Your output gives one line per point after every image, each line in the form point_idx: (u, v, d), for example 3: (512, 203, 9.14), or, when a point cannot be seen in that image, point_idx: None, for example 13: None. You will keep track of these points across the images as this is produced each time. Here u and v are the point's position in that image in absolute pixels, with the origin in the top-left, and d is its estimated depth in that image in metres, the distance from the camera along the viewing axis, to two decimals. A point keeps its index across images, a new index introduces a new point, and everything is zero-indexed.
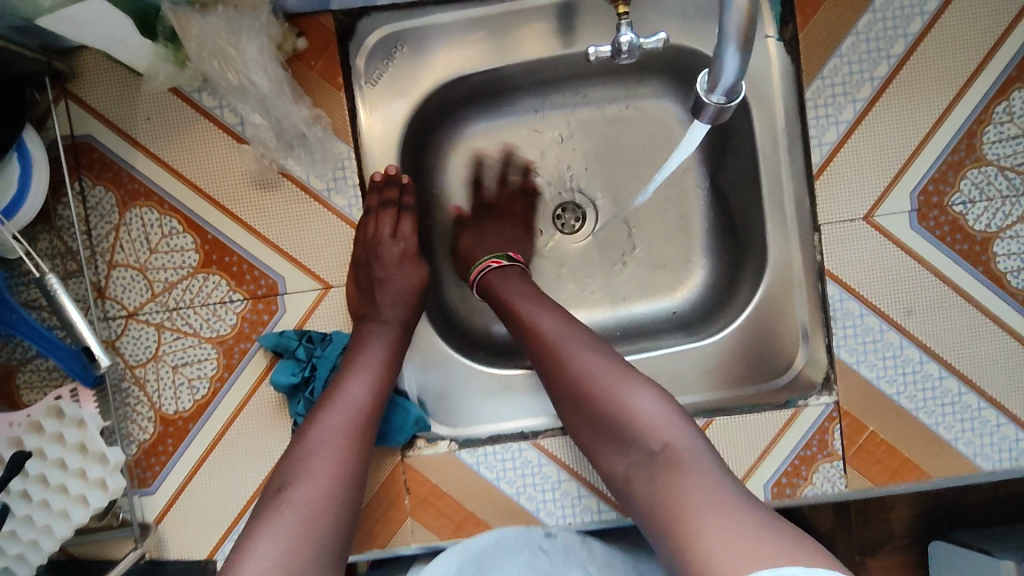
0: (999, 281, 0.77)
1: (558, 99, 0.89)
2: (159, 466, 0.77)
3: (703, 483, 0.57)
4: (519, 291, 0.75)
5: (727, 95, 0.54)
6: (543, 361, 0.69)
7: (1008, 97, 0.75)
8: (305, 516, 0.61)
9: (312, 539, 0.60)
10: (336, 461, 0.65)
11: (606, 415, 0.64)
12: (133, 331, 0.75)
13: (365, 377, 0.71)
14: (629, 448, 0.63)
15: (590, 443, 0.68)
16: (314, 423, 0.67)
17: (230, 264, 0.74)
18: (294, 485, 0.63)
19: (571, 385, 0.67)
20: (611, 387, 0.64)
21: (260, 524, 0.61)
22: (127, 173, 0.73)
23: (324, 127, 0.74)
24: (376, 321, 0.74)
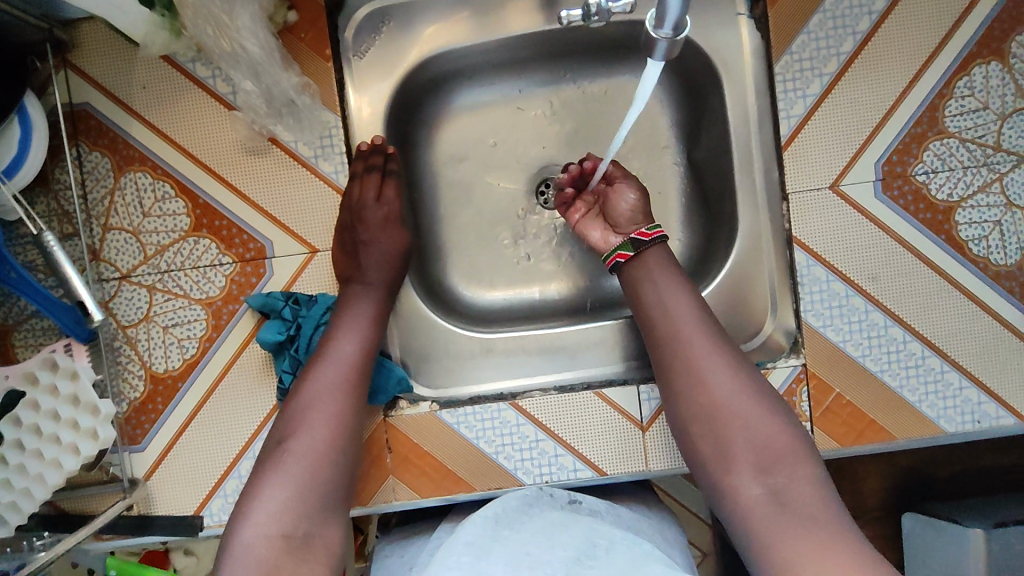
0: (961, 250, 0.79)
1: (540, 77, 0.92)
2: (149, 424, 0.79)
3: (814, 512, 0.62)
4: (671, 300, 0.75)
5: (676, 27, 0.53)
6: (685, 374, 0.71)
7: (969, 72, 0.78)
8: (305, 466, 0.67)
9: (313, 488, 0.66)
10: (331, 415, 0.70)
11: (733, 426, 0.68)
12: (126, 293, 0.78)
13: (354, 337, 0.75)
14: (744, 458, 0.66)
15: (693, 443, 0.71)
16: (306, 381, 0.72)
17: (220, 228, 0.77)
18: (294, 439, 0.68)
19: (709, 387, 0.70)
20: (743, 411, 0.68)
21: (265, 473, 0.67)
22: (122, 140, 0.76)
23: (312, 96, 0.77)
24: (364, 284, 0.78)
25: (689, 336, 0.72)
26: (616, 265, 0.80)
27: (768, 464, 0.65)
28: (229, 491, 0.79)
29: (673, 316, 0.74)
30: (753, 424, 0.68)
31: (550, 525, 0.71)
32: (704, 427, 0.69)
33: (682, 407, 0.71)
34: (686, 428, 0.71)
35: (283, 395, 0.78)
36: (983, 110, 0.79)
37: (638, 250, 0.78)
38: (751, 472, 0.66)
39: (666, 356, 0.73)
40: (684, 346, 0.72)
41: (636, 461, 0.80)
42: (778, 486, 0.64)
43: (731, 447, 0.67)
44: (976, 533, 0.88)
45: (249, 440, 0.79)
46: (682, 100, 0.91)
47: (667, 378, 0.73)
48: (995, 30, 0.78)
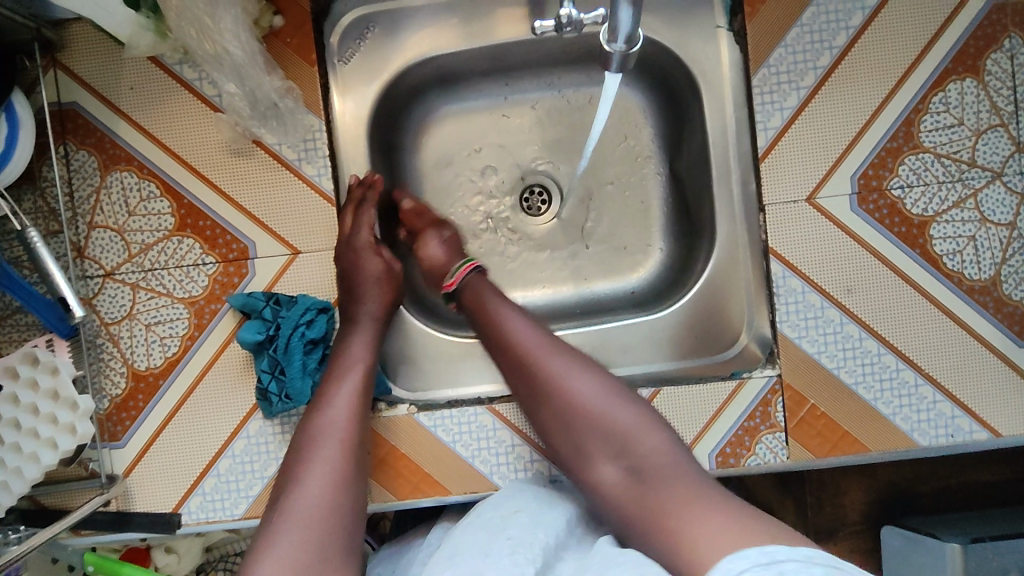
0: (935, 263, 0.80)
1: (525, 86, 0.93)
2: (130, 420, 0.80)
3: (678, 482, 0.62)
4: (502, 309, 0.76)
5: (628, 40, 0.59)
6: (527, 378, 0.71)
7: (944, 88, 0.80)
8: (318, 509, 0.63)
9: (331, 532, 0.62)
10: (340, 453, 0.67)
11: (586, 419, 0.67)
12: (110, 290, 0.79)
13: (352, 373, 0.74)
14: (603, 448, 0.66)
15: (553, 445, 0.71)
16: (311, 425, 0.69)
17: (204, 228, 0.79)
18: (303, 482, 0.65)
19: (556, 384, 0.69)
20: (594, 398, 0.68)
21: (277, 521, 0.62)
22: (110, 140, 0.78)
23: (296, 99, 0.79)
24: (359, 318, 0.78)
25: (521, 343, 0.72)
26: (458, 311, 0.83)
27: (625, 447, 0.66)
28: (208, 489, 0.80)
29: (501, 322, 0.74)
30: (603, 412, 0.67)
31: (534, 501, 0.70)
32: (560, 428, 0.69)
33: (533, 411, 0.72)
34: (548, 434, 0.70)
35: (261, 395, 0.78)
36: (958, 126, 0.80)
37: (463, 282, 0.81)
38: (608, 460, 0.66)
39: (508, 363, 0.73)
40: (517, 353, 0.72)
41: None
42: (637, 466, 0.64)
43: (582, 441, 0.68)
44: (953, 548, 0.88)
45: (229, 438, 0.80)
46: (664, 111, 0.93)
47: (517, 384, 0.72)
48: (970, 48, 0.80)
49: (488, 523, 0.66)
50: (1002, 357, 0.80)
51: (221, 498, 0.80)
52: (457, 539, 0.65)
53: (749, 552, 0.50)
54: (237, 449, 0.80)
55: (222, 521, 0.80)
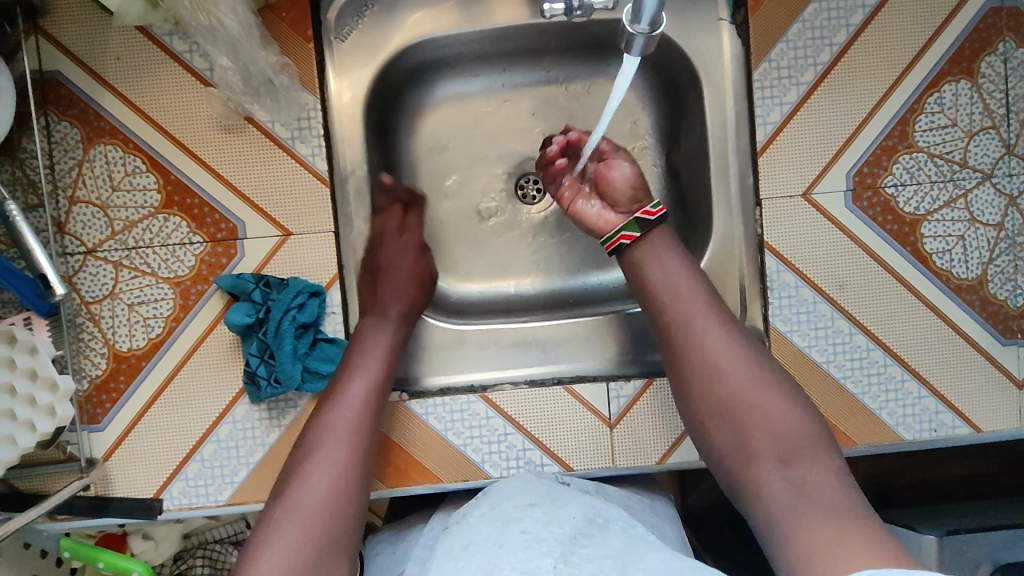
0: (925, 262, 0.82)
1: (524, 72, 0.92)
2: (110, 403, 0.77)
3: (842, 506, 0.61)
4: (692, 298, 0.72)
5: (652, 24, 0.56)
6: (703, 368, 0.70)
7: (939, 89, 0.81)
8: (318, 512, 0.65)
9: (330, 536, 0.64)
10: (344, 456, 0.69)
11: (752, 418, 0.67)
12: (91, 267, 0.76)
13: (366, 375, 0.74)
14: (765, 447, 0.66)
15: (712, 439, 0.70)
16: (320, 423, 0.71)
17: (191, 206, 0.76)
18: (305, 483, 0.67)
19: (727, 372, 0.69)
20: (765, 403, 0.67)
21: (278, 520, 0.64)
22: (93, 111, 0.75)
23: (291, 76, 0.76)
24: (378, 316, 0.79)
25: (711, 339, 0.70)
26: (618, 248, 0.77)
27: (789, 453, 0.65)
28: (191, 475, 0.78)
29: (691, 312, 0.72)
30: (771, 414, 0.67)
31: (547, 498, 0.69)
32: (719, 416, 0.69)
33: (699, 402, 0.70)
34: (703, 419, 0.70)
35: (249, 379, 0.76)
36: (952, 126, 0.81)
37: (644, 231, 0.76)
38: (769, 464, 0.65)
39: (685, 354, 0.71)
40: (702, 347, 0.70)
41: (602, 456, 0.81)
42: (798, 477, 0.64)
43: (746, 439, 0.67)
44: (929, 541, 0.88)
45: (213, 423, 0.78)
46: (663, 102, 0.92)
47: (681, 362, 0.71)
48: (965, 50, 0.81)
49: (502, 516, 0.65)
50: (986, 354, 0.82)
51: (204, 484, 0.78)
52: (468, 530, 0.65)
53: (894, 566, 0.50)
54: (222, 434, 0.78)
55: (204, 507, 0.79)
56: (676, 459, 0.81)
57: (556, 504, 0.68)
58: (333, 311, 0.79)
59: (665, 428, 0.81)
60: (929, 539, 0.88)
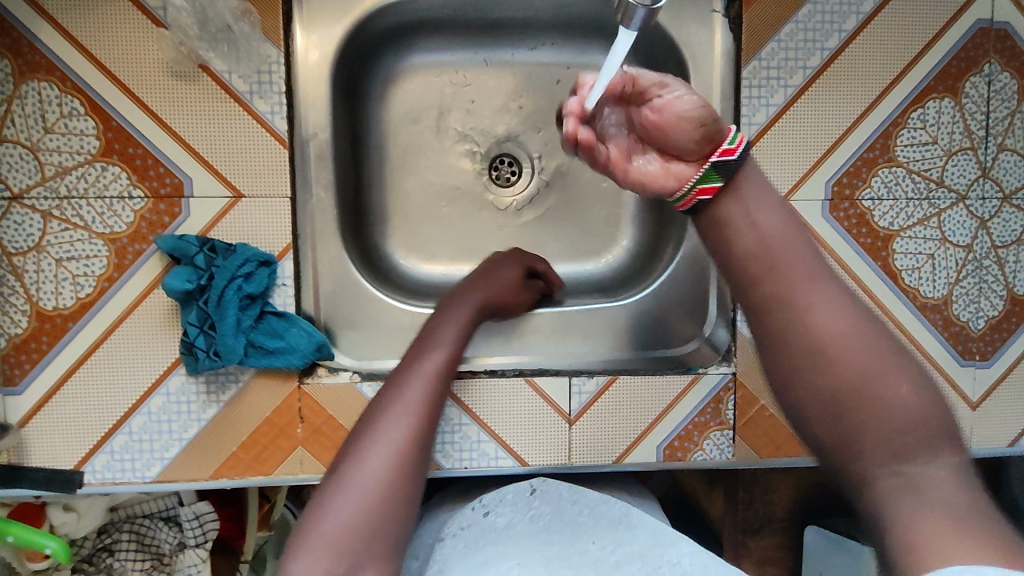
0: (894, 277, 0.81)
1: (507, 47, 0.88)
2: (30, 364, 0.71)
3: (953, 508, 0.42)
4: (790, 241, 0.49)
5: None
6: (809, 343, 0.46)
7: (923, 105, 0.80)
8: (377, 486, 0.56)
9: (384, 518, 0.56)
10: (407, 429, 0.59)
11: (874, 410, 0.45)
12: (16, 215, 0.69)
13: (438, 352, 0.66)
14: (882, 447, 0.44)
15: (811, 434, 0.47)
16: (387, 392, 0.63)
17: (133, 157, 0.70)
18: (363, 454, 0.58)
19: (845, 347, 0.46)
20: (880, 382, 0.45)
21: (328, 493, 0.56)
22: (28, 43, 0.67)
23: (253, 25, 0.71)
24: (463, 297, 0.73)
25: (816, 304, 0.47)
26: (695, 208, 0.51)
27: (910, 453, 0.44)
28: (117, 448, 0.73)
29: (778, 258, 0.48)
30: (895, 402, 0.44)
31: (562, 521, 0.73)
32: (826, 406, 0.46)
33: (799, 393, 0.47)
34: (797, 403, 0.47)
35: (187, 349, 0.71)
36: (932, 144, 0.80)
37: (730, 179, 0.50)
38: (883, 463, 0.44)
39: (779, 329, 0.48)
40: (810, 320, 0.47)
41: (559, 452, 0.79)
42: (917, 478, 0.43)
43: (855, 439, 0.45)
44: (868, 553, 0.92)
45: (145, 395, 0.73)
46: None
47: (791, 333, 0.47)
48: (952, 68, 0.80)
49: (519, 538, 0.70)
50: (942, 373, 0.83)
51: (132, 458, 0.73)
52: (484, 549, 0.68)
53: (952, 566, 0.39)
54: (154, 407, 0.73)
55: (130, 483, 0.74)
56: (633, 459, 0.80)
57: (559, 521, 0.73)
58: (284, 283, 0.74)
59: (622, 428, 0.79)
60: None
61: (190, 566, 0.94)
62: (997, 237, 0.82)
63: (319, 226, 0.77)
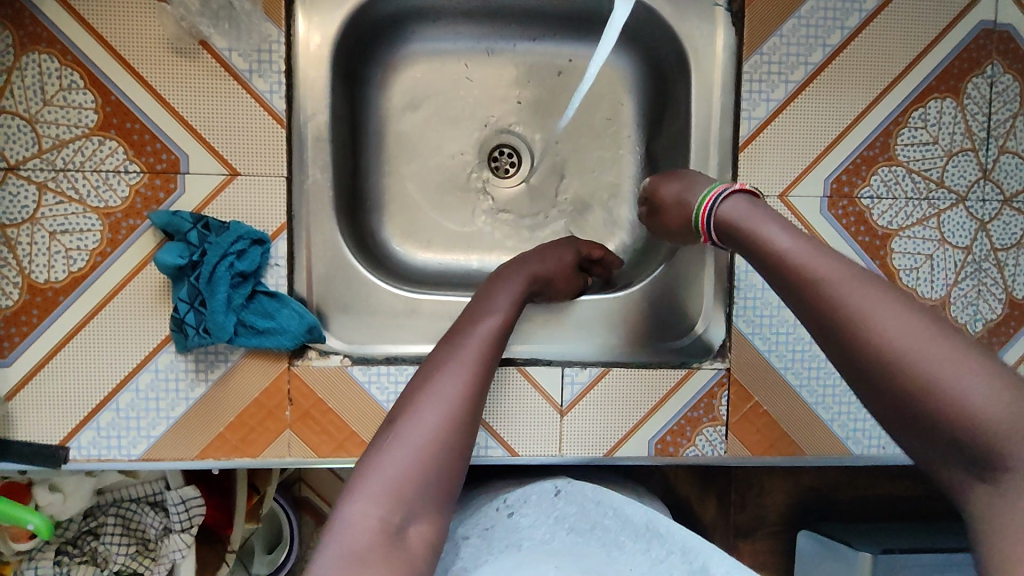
0: (892, 277, 0.81)
1: (509, 37, 0.88)
2: (19, 337, 0.71)
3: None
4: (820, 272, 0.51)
5: None
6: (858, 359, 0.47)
7: (925, 104, 0.79)
8: (434, 437, 0.54)
9: (439, 470, 0.53)
10: (461, 386, 0.58)
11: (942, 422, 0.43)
12: (11, 186, 0.69)
13: (493, 316, 0.66)
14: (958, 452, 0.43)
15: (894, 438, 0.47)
16: (441, 353, 0.62)
17: (131, 132, 0.70)
18: (420, 407, 0.56)
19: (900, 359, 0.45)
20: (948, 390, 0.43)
21: (383, 443, 0.54)
22: (30, 15, 0.68)
23: (254, 3, 0.71)
24: (515, 270, 0.73)
25: (878, 317, 0.47)
26: None
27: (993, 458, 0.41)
28: (103, 424, 0.72)
29: (831, 287, 0.50)
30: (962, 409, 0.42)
31: (587, 522, 0.69)
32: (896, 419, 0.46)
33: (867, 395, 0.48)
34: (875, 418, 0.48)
35: (177, 326, 0.70)
36: (933, 144, 0.80)
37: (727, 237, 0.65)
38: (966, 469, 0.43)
39: (844, 353, 0.48)
40: (869, 338, 0.46)
41: (549, 444, 0.78)
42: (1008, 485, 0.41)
43: (933, 436, 0.44)
44: (863, 556, 0.87)
45: (133, 371, 0.72)
46: (650, 86, 0.89)
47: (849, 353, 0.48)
48: (954, 68, 0.79)
49: (545, 538, 0.66)
50: None
51: (118, 435, 0.73)
52: (509, 549, 0.64)
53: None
54: (142, 384, 0.72)
55: (116, 460, 0.73)
56: (625, 453, 0.79)
57: (595, 533, 0.67)
58: (276, 263, 0.74)
59: (614, 421, 0.79)
60: (864, 556, 0.87)
61: (175, 550, 0.92)
62: (997, 240, 0.82)
63: (314, 208, 0.77)
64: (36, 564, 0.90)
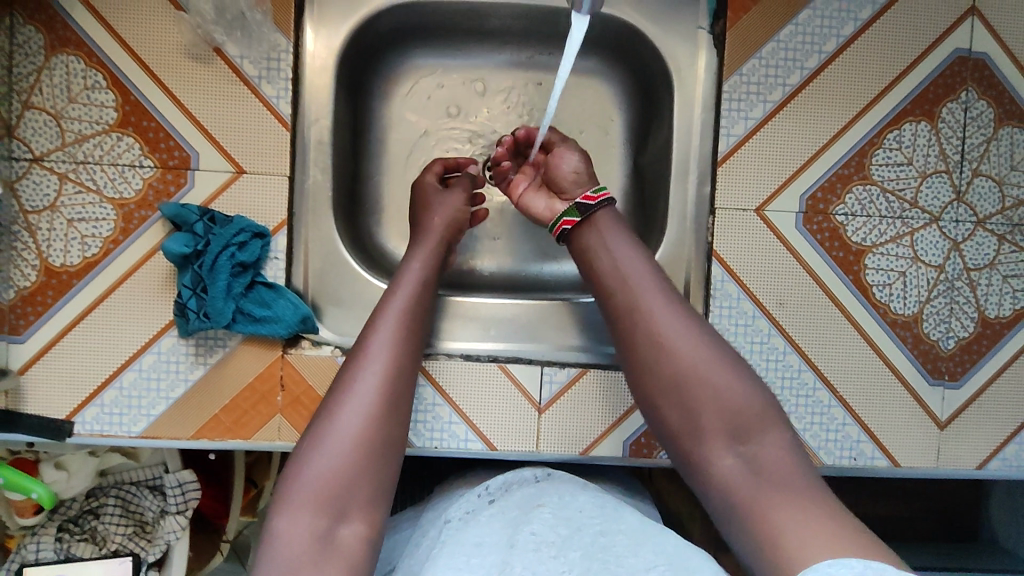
0: (865, 292, 0.84)
1: (506, 53, 0.93)
2: (34, 316, 0.76)
3: (792, 478, 0.57)
4: (642, 282, 0.67)
5: None
6: (653, 353, 0.64)
7: (899, 127, 0.83)
8: (355, 437, 0.60)
9: (367, 466, 0.60)
10: (381, 377, 0.64)
11: (700, 399, 0.62)
12: (35, 176, 0.75)
13: (404, 295, 0.70)
14: (716, 426, 0.61)
15: (662, 415, 0.64)
16: (358, 344, 0.66)
17: (147, 129, 0.75)
18: (340, 409, 0.61)
19: (680, 353, 0.63)
20: (706, 378, 0.62)
21: (308, 447, 0.60)
22: (61, 20, 0.74)
23: (265, 14, 0.77)
24: (424, 247, 0.76)
25: (667, 331, 0.64)
26: (563, 234, 0.75)
27: (740, 430, 0.60)
28: (107, 402, 0.77)
29: (641, 302, 0.66)
30: (718, 392, 0.61)
31: (558, 495, 0.71)
32: (670, 397, 0.63)
33: (653, 381, 0.64)
34: (654, 401, 0.65)
35: (180, 310, 0.75)
36: (907, 165, 0.83)
37: (587, 216, 0.74)
38: (720, 439, 0.61)
39: (645, 355, 0.65)
40: (662, 346, 0.64)
41: (528, 440, 0.81)
42: (750, 454, 0.59)
43: (696, 413, 0.62)
44: None
45: (137, 352, 0.77)
46: (639, 103, 0.93)
47: (646, 344, 0.65)
48: (929, 93, 0.83)
49: (512, 517, 0.67)
50: (911, 389, 0.84)
51: (120, 412, 0.77)
52: (481, 527, 0.67)
53: (852, 561, 0.48)
54: (145, 364, 0.77)
55: (116, 436, 0.78)
56: (601, 452, 0.82)
57: (567, 500, 0.69)
58: (276, 256, 0.79)
59: (591, 421, 0.82)
60: None
61: (170, 532, 0.95)
62: (970, 260, 0.84)
63: (313, 208, 0.82)
64: (38, 539, 0.92)
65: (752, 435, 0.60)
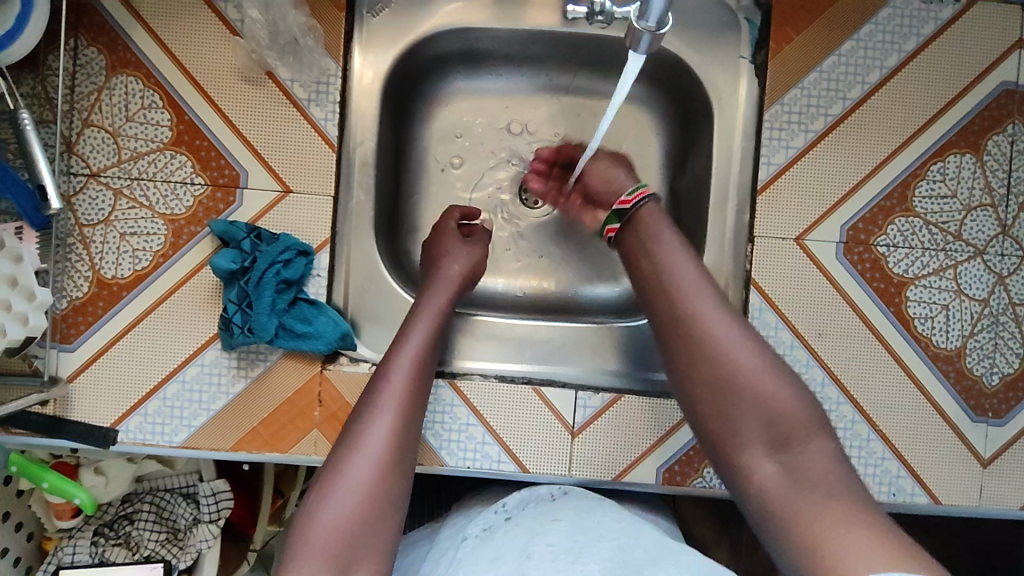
0: (906, 325, 0.82)
1: (546, 78, 0.94)
2: (84, 326, 0.78)
3: (836, 486, 0.57)
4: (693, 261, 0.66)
5: (658, 21, 0.57)
6: (701, 344, 0.63)
7: (943, 159, 0.82)
8: (364, 489, 0.61)
9: (375, 518, 0.61)
10: (389, 432, 0.65)
11: (746, 395, 0.61)
12: (91, 191, 0.78)
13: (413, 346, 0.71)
14: (757, 430, 0.61)
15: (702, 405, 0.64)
16: (369, 396, 0.67)
17: (199, 148, 0.78)
18: (347, 462, 0.62)
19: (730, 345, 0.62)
20: (754, 378, 0.61)
21: (316, 498, 0.61)
22: (122, 43, 0.77)
23: (316, 39, 0.79)
24: (438, 294, 0.78)
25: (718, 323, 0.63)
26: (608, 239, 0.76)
27: (783, 437, 0.60)
28: (150, 412, 0.79)
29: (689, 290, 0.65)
30: (763, 395, 0.61)
31: (572, 511, 0.71)
32: (713, 389, 0.62)
33: (696, 373, 0.63)
34: (695, 392, 0.64)
35: (225, 324, 0.77)
36: (951, 198, 0.82)
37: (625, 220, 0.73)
38: (761, 445, 0.60)
39: (690, 345, 0.64)
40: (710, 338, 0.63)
41: (561, 463, 0.81)
42: (792, 461, 0.59)
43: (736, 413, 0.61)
44: None
45: (182, 364, 0.79)
46: (677, 129, 0.94)
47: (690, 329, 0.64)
48: (974, 126, 0.82)
49: (529, 528, 0.68)
50: (953, 425, 0.82)
51: (162, 422, 0.79)
52: (496, 544, 0.67)
53: None
54: (189, 376, 0.79)
55: (158, 446, 0.79)
56: (633, 478, 0.81)
57: (584, 516, 0.70)
58: (318, 273, 0.80)
59: (624, 446, 0.81)
60: None
61: (201, 541, 0.97)
62: (1015, 295, 0.83)
63: (355, 227, 0.84)
64: (75, 543, 0.94)
65: (797, 444, 0.60)
